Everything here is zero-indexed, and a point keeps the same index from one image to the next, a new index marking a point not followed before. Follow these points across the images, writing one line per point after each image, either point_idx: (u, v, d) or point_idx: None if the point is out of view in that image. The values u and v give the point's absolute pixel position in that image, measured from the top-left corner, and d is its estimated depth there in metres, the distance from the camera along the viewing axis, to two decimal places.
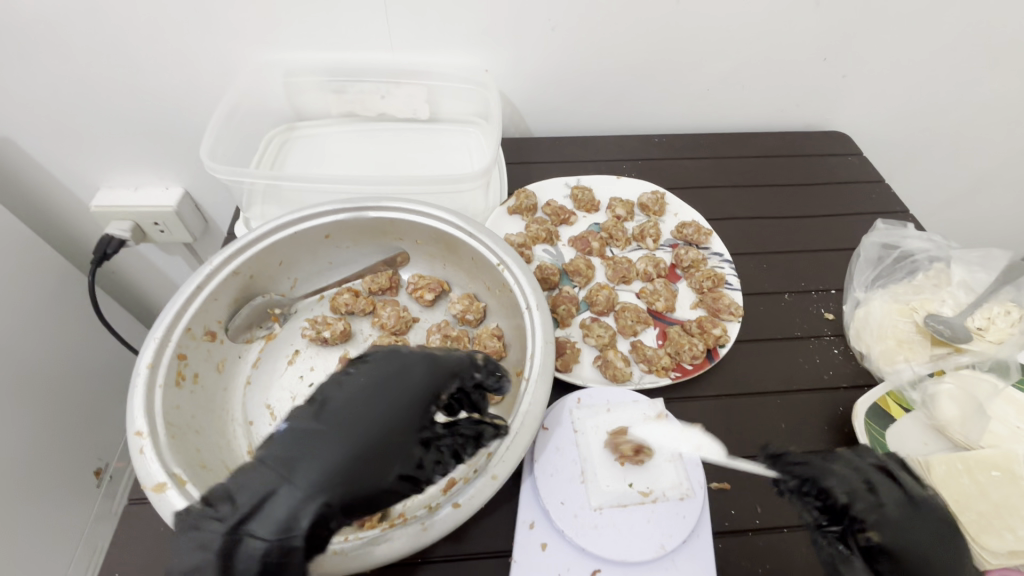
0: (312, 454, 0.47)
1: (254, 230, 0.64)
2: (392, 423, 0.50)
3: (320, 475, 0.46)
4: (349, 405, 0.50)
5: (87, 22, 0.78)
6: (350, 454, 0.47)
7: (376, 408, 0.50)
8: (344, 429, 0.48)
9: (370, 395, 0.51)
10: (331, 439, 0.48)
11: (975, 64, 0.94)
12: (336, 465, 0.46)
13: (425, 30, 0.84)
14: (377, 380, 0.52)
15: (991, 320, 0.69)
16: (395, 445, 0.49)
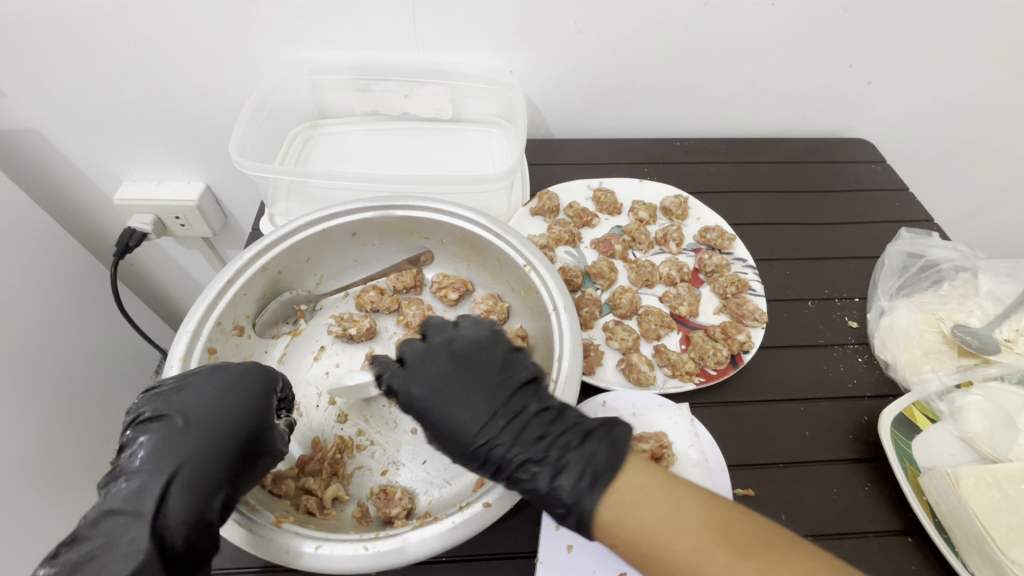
0: (189, 451, 0.48)
1: (284, 226, 0.65)
2: (249, 412, 0.51)
3: (203, 465, 0.47)
4: (201, 405, 0.50)
5: (117, 18, 0.79)
6: (219, 445, 0.49)
7: (231, 404, 0.50)
8: (209, 430, 0.49)
9: (212, 397, 0.50)
10: (199, 440, 0.48)
11: (1004, 73, 0.94)
12: (210, 455, 0.48)
13: (450, 29, 0.85)
14: (220, 385, 0.51)
15: (1020, 332, 0.70)
16: (257, 429, 0.51)
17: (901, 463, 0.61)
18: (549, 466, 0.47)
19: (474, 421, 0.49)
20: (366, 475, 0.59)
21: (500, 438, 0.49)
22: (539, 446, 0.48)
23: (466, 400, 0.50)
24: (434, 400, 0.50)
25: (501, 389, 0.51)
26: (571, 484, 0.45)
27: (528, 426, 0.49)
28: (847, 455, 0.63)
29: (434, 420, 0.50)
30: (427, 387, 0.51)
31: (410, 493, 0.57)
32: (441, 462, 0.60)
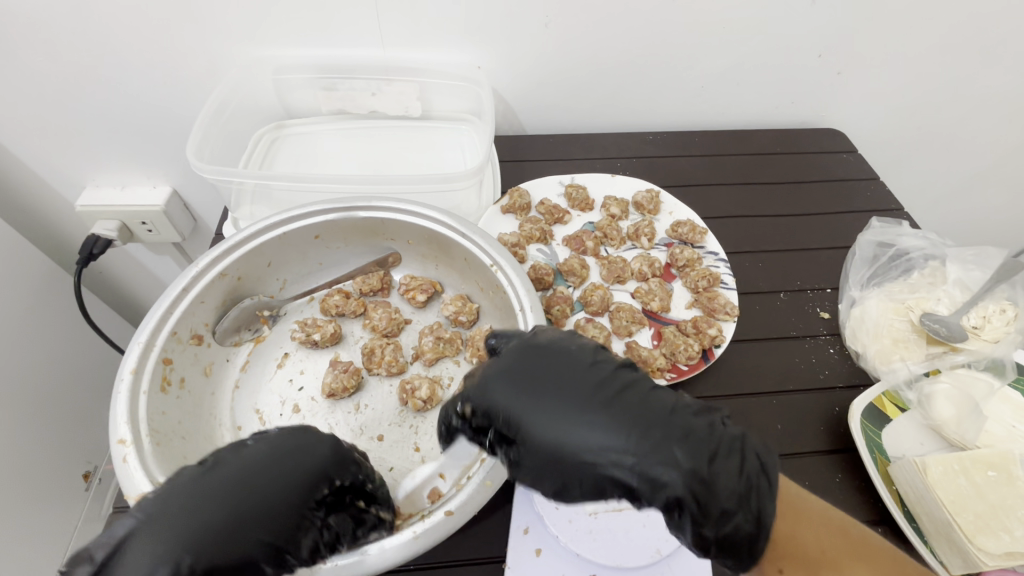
0: (180, 528, 0.38)
1: (243, 229, 0.63)
2: (273, 504, 0.42)
3: (188, 551, 0.37)
4: (234, 482, 0.41)
5: (70, 19, 0.76)
6: (215, 532, 0.39)
7: (270, 479, 0.42)
8: (221, 493, 0.40)
9: (246, 475, 0.42)
10: (210, 500, 0.39)
11: (970, 61, 0.94)
12: (202, 543, 0.38)
13: (417, 26, 0.83)
14: (274, 452, 0.44)
15: (987, 318, 0.69)
16: (267, 530, 0.41)
17: (870, 454, 0.61)
18: (684, 458, 0.42)
19: (580, 433, 0.43)
20: None
21: (617, 444, 0.43)
22: (655, 433, 0.43)
23: (560, 405, 0.44)
24: (518, 409, 0.45)
25: (599, 388, 0.45)
26: (709, 466, 0.42)
27: (636, 421, 0.43)
28: (818, 446, 0.63)
29: (526, 432, 0.44)
30: (508, 399, 0.45)
31: None
32: (409, 468, 0.58)
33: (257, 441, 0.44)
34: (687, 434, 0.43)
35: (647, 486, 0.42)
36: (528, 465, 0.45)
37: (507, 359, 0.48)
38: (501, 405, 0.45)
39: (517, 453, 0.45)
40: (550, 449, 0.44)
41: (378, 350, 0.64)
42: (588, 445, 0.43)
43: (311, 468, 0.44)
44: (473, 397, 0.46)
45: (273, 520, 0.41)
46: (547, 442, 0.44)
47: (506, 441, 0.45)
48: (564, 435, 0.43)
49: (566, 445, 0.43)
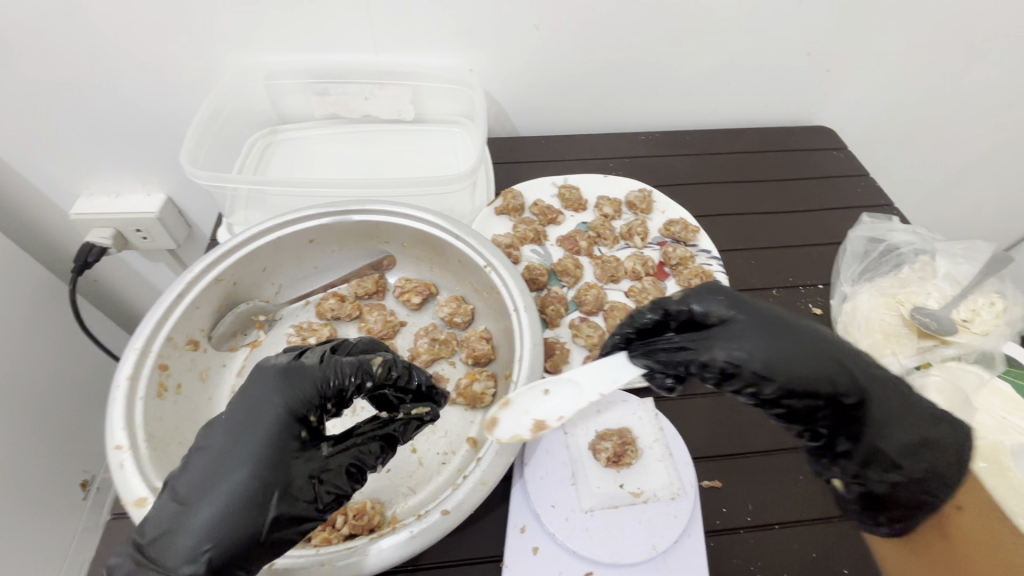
0: (188, 505, 0.42)
1: (237, 234, 0.63)
2: (254, 456, 0.43)
3: (196, 524, 0.41)
4: (210, 453, 0.43)
5: (62, 27, 0.76)
6: (218, 495, 0.42)
7: (242, 442, 0.44)
8: (216, 472, 0.42)
9: (221, 438, 0.44)
10: (216, 480, 0.42)
11: (956, 57, 0.95)
12: (204, 513, 0.41)
13: (408, 29, 0.83)
14: (235, 417, 0.45)
15: (977, 311, 0.69)
16: (264, 478, 0.42)
17: None
18: (867, 382, 0.47)
19: (798, 342, 0.47)
20: None
21: (816, 356, 0.46)
22: (846, 358, 0.48)
23: (773, 315, 0.49)
24: (749, 312, 0.49)
25: (795, 317, 0.50)
26: (898, 436, 0.47)
27: (834, 346, 0.48)
28: None
29: (740, 329, 0.47)
30: (735, 304, 0.50)
31: (376, 502, 0.56)
32: (406, 469, 0.58)
33: (225, 415, 0.45)
34: (877, 376, 0.49)
35: (841, 389, 0.46)
36: (738, 355, 0.46)
37: (729, 293, 0.51)
38: (728, 308, 0.50)
39: (725, 345, 0.46)
40: (761, 345, 0.46)
41: None
42: (798, 351, 0.46)
43: (265, 413, 0.45)
44: (699, 306, 0.51)
45: (266, 465, 0.43)
46: (764, 339, 0.46)
47: (724, 334, 0.47)
48: (780, 334, 0.47)
49: (776, 344, 0.46)
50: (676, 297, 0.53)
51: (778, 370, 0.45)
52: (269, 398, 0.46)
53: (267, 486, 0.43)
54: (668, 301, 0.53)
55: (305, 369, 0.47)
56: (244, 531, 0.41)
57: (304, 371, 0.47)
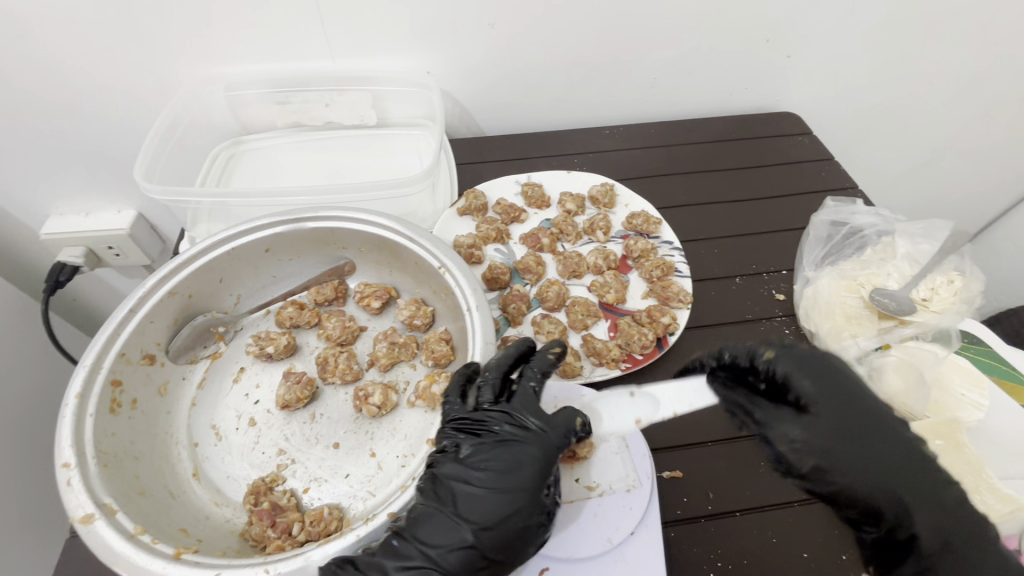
0: (426, 524, 0.47)
1: (191, 246, 0.63)
2: (529, 472, 0.49)
3: (441, 540, 0.46)
4: (482, 472, 0.49)
5: (15, 48, 0.75)
6: (505, 500, 0.48)
7: (527, 469, 0.49)
8: (504, 491, 0.48)
9: (495, 453, 0.50)
10: (509, 498, 0.48)
11: (917, 38, 0.95)
12: (486, 520, 0.47)
13: (364, 35, 0.83)
14: (505, 453, 0.50)
15: (935, 290, 0.70)
16: (524, 499, 0.48)
17: None
18: (932, 532, 0.49)
19: (866, 453, 0.51)
20: (286, 491, 0.57)
21: (880, 474, 0.51)
22: (904, 486, 0.50)
23: (851, 415, 0.53)
24: (828, 407, 0.53)
25: (873, 418, 0.53)
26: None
27: (901, 465, 0.51)
28: None
29: (818, 423, 0.52)
30: (822, 393, 0.54)
31: (335, 507, 0.56)
32: (365, 473, 0.58)
33: (509, 442, 0.51)
34: (951, 512, 0.49)
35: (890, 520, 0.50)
36: (797, 447, 0.52)
37: (817, 362, 0.55)
38: (814, 395, 0.53)
39: (795, 436, 0.52)
40: (826, 446, 0.51)
41: (331, 359, 0.65)
42: (860, 464, 0.51)
43: (535, 431, 0.51)
44: (782, 373, 0.54)
45: (539, 481, 0.49)
46: (830, 441, 0.52)
47: (791, 418, 0.54)
48: (845, 443, 0.51)
49: (840, 451, 0.51)
50: (767, 353, 0.55)
51: (837, 480, 0.50)
52: (521, 416, 0.53)
53: (540, 489, 0.49)
54: (759, 354, 0.56)
55: (529, 391, 0.55)
56: (520, 534, 0.47)
57: (524, 394, 0.55)
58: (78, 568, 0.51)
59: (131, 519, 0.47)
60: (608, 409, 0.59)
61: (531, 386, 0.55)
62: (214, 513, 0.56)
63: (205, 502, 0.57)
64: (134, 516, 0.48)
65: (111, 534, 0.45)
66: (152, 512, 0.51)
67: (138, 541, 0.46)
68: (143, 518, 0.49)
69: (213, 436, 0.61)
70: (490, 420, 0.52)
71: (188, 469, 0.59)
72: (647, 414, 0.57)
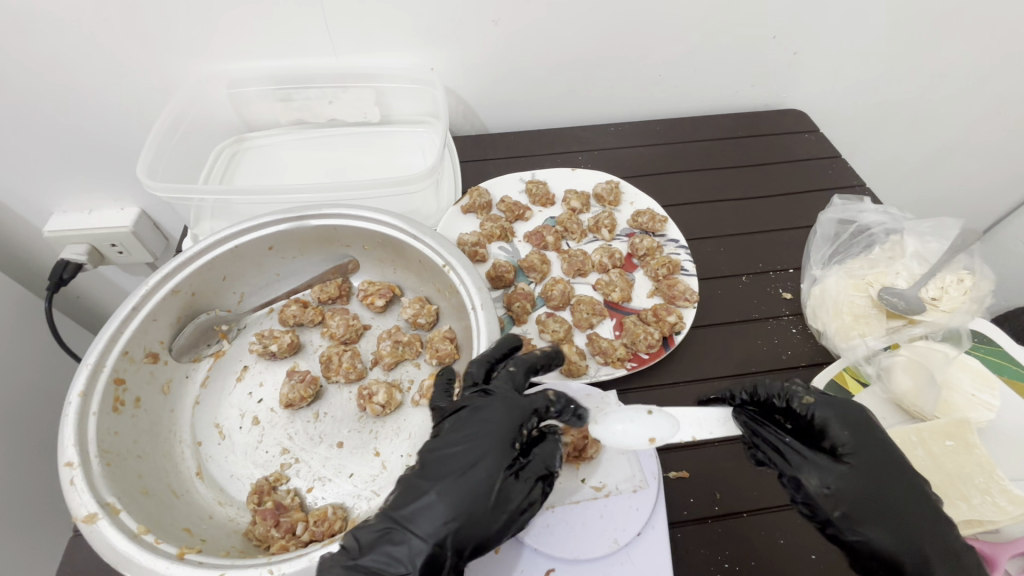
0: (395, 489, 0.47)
1: (194, 244, 0.63)
2: (499, 433, 0.49)
3: (406, 501, 0.46)
4: (450, 436, 0.49)
5: (19, 46, 0.75)
6: (469, 460, 0.47)
7: (496, 430, 0.49)
8: (476, 454, 0.48)
9: (463, 419, 0.50)
10: (480, 461, 0.47)
11: (926, 34, 0.94)
12: (448, 480, 0.46)
13: (367, 32, 0.83)
14: (476, 418, 0.50)
15: (945, 289, 0.69)
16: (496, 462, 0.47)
17: None
18: None
19: (896, 513, 0.48)
20: (290, 491, 0.56)
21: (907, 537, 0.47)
22: (929, 542, 0.47)
23: (891, 469, 0.49)
24: (867, 459, 0.49)
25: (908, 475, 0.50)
26: None
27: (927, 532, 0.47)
28: None
29: (851, 475, 0.49)
30: (860, 444, 0.50)
31: (339, 507, 0.56)
32: (369, 473, 0.58)
33: (480, 407, 0.51)
34: None
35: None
36: (829, 494, 0.48)
37: (852, 415, 0.52)
38: (850, 445, 0.50)
39: (825, 481, 0.49)
40: (860, 500, 0.48)
41: (335, 358, 0.65)
42: (892, 522, 0.47)
43: (502, 397, 0.51)
44: (820, 419, 0.51)
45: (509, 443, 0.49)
46: (862, 492, 0.48)
47: (825, 464, 0.50)
48: (880, 498, 0.48)
49: (869, 504, 0.48)
50: (807, 398, 0.53)
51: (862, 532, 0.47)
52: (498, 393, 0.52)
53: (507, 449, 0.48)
54: (797, 397, 0.53)
55: (509, 377, 0.54)
56: (484, 495, 0.46)
57: (502, 378, 0.54)
58: (83, 566, 0.51)
59: (134, 519, 0.47)
60: (622, 423, 0.51)
61: (510, 371, 0.54)
62: (218, 512, 0.56)
63: (209, 501, 0.56)
64: (137, 515, 0.48)
65: (114, 533, 0.45)
66: (156, 511, 0.51)
67: (141, 540, 0.45)
68: (146, 517, 0.49)
69: (217, 435, 0.61)
70: (463, 398, 0.52)
71: (191, 468, 0.58)
72: (665, 436, 0.49)
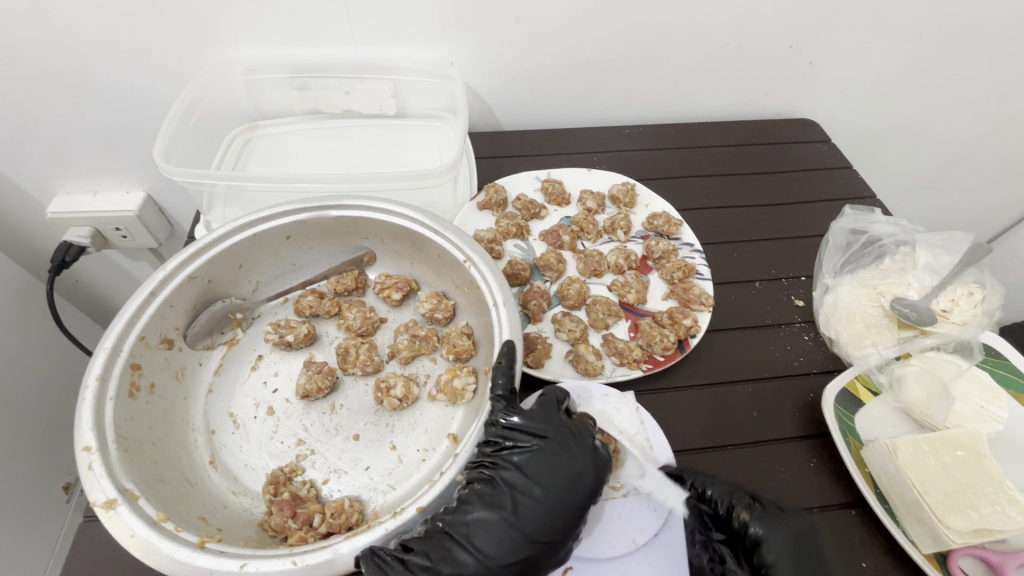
0: (484, 533, 0.48)
1: (212, 231, 0.62)
2: (584, 487, 0.51)
3: (498, 551, 0.47)
4: (540, 484, 0.51)
5: (31, 22, 0.73)
6: (562, 514, 0.50)
7: (583, 487, 0.51)
8: (563, 505, 0.50)
9: (550, 461, 0.52)
10: (568, 513, 0.50)
11: (940, 49, 0.95)
12: (542, 537, 0.49)
13: (387, 23, 0.82)
14: (564, 466, 0.52)
15: (955, 302, 0.70)
16: (579, 515, 0.50)
17: (843, 437, 0.63)
18: None
19: None
20: (306, 482, 0.56)
21: None
22: None
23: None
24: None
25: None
26: None
27: None
28: (793, 432, 0.64)
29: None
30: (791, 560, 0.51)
31: (355, 500, 0.55)
32: (385, 466, 0.58)
33: (566, 454, 0.52)
34: None
35: None
36: None
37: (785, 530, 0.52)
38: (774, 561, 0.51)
39: None
40: None
41: (352, 350, 0.64)
42: None
43: (592, 448, 0.53)
44: (754, 534, 0.52)
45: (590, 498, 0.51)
46: None
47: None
48: None
49: None
50: (744, 514, 0.52)
51: None
52: (575, 436, 0.53)
53: (592, 506, 0.51)
54: (735, 512, 0.52)
55: (594, 421, 0.55)
56: (569, 543, 0.50)
57: (586, 422, 0.55)
58: (94, 553, 0.50)
59: (153, 506, 0.47)
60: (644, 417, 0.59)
61: (594, 419, 0.56)
62: (232, 502, 0.55)
63: (223, 491, 0.56)
64: (154, 502, 0.48)
65: (132, 519, 0.44)
66: (172, 499, 0.50)
67: (161, 528, 0.45)
68: (164, 505, 0.48)
69: (231, 424, 0.60)
70: (553, 432, 0.53)
71: (204, 456, 0.58)
72: None
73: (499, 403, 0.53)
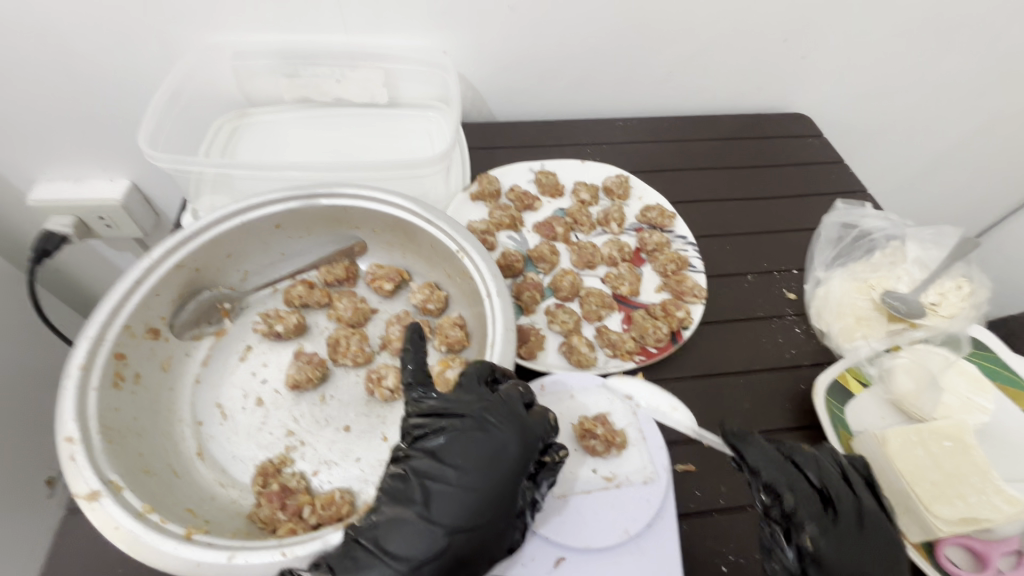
0: (394, 532, 0.44)
1: (200, 219, 0.61)
2: (507, 464, 0.47)
3: (413, 550, 0.43)
4: (457, 468, 0.46)
5: (10, 1, 0.71)
6: (483, 496, 0.45)
7: (504, 464, 0.47)
8: (484, 488, 0.46)
9: (467, 441, 0.47)
10: (487, 494, 0.45)
11: (931, 45, 0.96)
12: (462, 523, 0.44)
13: (379, 9, 0.80)
14: (482, 444, 0.47)
15: (943, 295, 0.71)
16: (504, 497, 0.46)
17: (834, 429, 0.63)
18: None
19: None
20: (296, 474, 0.55)
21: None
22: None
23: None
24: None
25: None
26: None
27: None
28: (784, 423, 0.65)
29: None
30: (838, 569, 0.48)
31: (346, 491, 0.55)
32: (376, 458, 0.57)
33: (485, 430, 0.48)
34: None
35: None
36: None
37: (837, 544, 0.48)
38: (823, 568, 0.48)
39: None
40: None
41: (343, 340, 0.63)
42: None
43: (515, 419, 0.49)
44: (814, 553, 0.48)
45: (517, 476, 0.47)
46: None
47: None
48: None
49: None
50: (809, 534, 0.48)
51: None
52: (495, 409, 0.49)
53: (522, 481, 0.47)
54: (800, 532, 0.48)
55: (517, 390, 0.51)
56: (500, 528, 0.46)
57: (508, 391, 0.51)
58: (77, 546, 0.49)
59: (138, 497, 0.46)
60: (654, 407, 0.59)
61: (519, 389, 0.52)
62: (220, 494, 0.54)
63: (210, 482, 0.55)
64: (140, 494, 0.47)
65: (116, 510, 0.43)
66: (158, 491, 0.49)
67: (147, 520, 0.44)
68: (150, 497, 0.47)
69: (218, 416, 0.59)
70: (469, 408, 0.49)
71: (192, 448, 0.57)
72: None
73: (413, 389, 0.52)
